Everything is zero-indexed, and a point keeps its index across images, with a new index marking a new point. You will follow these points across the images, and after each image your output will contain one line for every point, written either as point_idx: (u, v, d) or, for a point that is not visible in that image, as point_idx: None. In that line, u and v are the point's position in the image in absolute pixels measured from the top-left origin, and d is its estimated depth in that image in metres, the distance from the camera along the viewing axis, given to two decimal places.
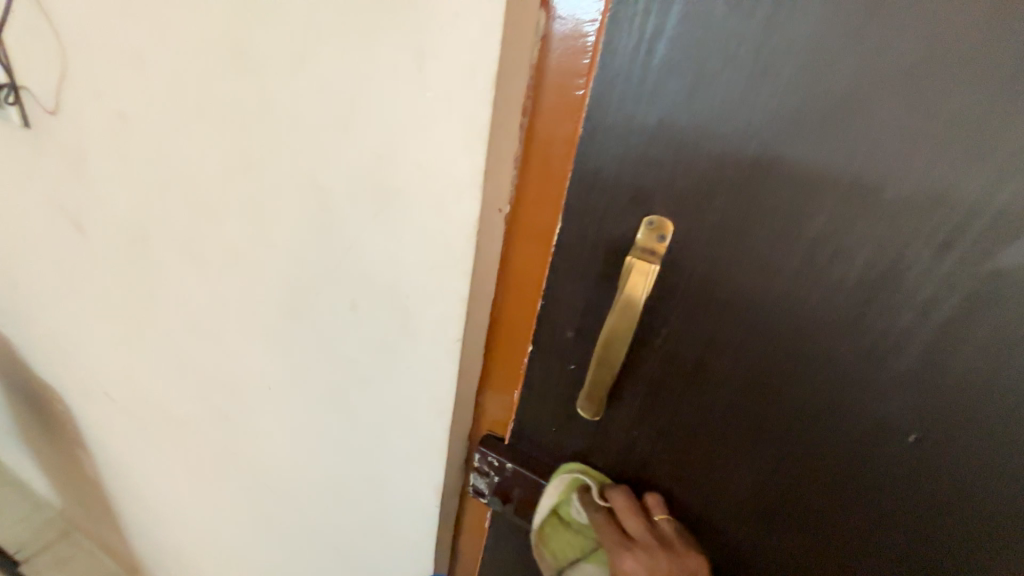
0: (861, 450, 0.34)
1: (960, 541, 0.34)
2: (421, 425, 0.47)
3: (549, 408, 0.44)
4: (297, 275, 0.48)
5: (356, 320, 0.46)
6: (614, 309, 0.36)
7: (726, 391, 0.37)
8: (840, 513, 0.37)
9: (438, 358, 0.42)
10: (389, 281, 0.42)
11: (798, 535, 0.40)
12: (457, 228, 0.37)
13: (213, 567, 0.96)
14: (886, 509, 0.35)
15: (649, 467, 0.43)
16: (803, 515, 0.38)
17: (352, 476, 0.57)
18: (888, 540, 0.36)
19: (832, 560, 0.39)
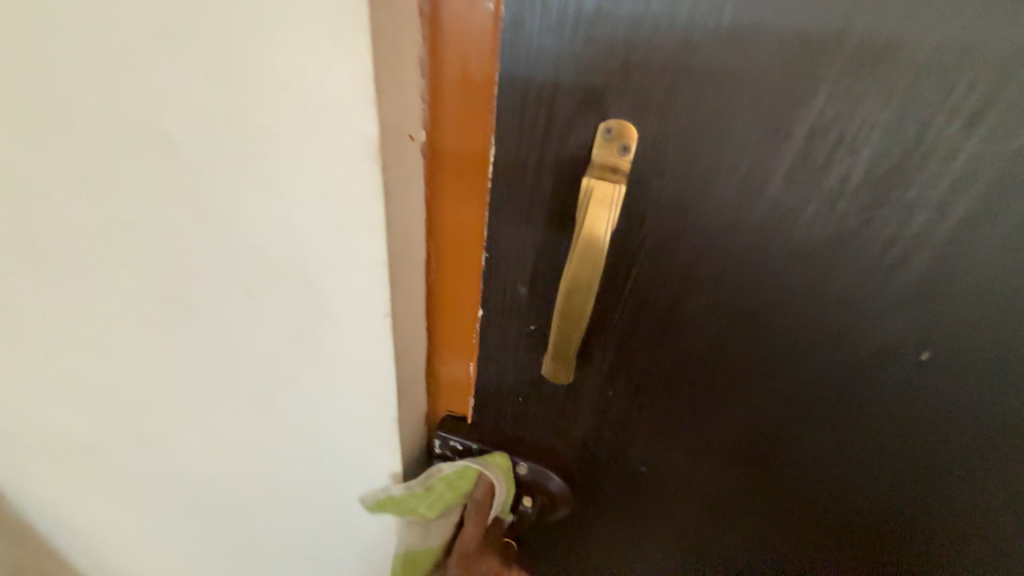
0: (858, 378, 0.30)
1: (965, 458, 0.31)
2: (365, 417, 0.40)
3: (510, 376, 0.39)
4: (171, 260, 0.38)
5: (262, 307, 0.37)
6: (576, 247, 0.29)
7: (707, 331, 0.31)
8: (833, 445, 0.33)
9: (368, 338, 0.35)
10: (287, 252, 0.33)
11: (792, 476, 0.36)
12: (356, 171, 0.28)
13: None
14: (887, 435, 0.32)
15: (629, 427, 0.38)
16: (795, 454, 0.35)
17: (304, 479, 0.50)
18: (885, 467, 0.33)
19: (825, 496, 0.36)
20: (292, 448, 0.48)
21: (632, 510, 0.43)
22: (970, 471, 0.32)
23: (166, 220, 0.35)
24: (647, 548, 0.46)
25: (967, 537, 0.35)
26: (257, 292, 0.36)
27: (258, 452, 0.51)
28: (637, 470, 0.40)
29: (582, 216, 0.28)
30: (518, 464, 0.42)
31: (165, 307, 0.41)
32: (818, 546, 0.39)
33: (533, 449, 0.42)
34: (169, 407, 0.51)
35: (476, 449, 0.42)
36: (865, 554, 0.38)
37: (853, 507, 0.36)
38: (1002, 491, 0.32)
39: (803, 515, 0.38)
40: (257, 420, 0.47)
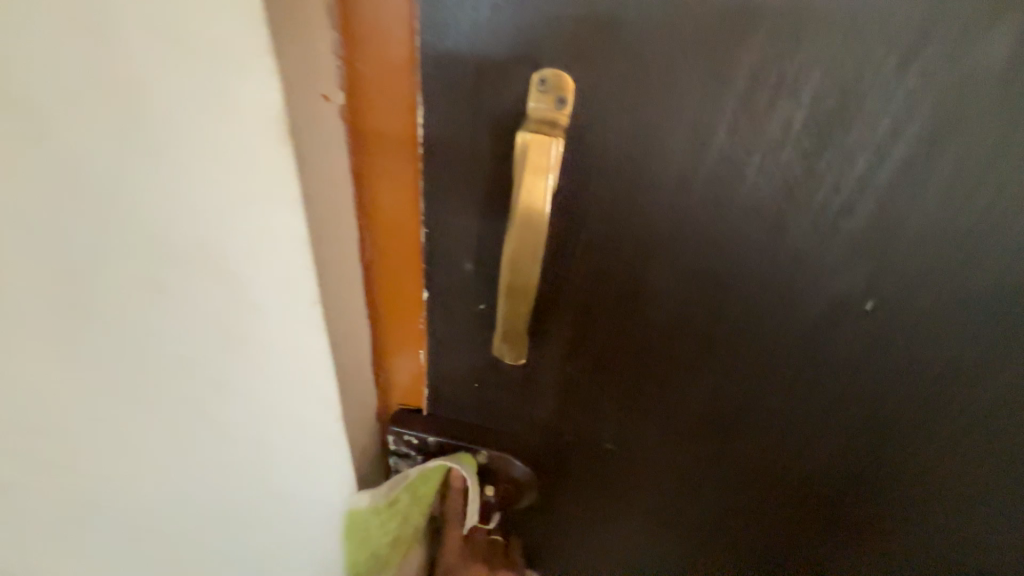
0: (810, 336, 0.30)
1: (912, 406, 0.31)
2: (306, 421, 0.37)
3: (463, 360, 0.36)
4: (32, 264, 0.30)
5: (167, 308, 0.32)
6: (516, 212, 0.27)
7: (662, 296, 0.30)
8: (791, 404, 0.33)
9: (299, 331, 0.31)
10: (190, 240, 0.29)
11: (754, 438, 0.36)
12: (259, 133, 0.24)
13: None
14: (839, 390, 0.32)
15: (589, 404, 0.37)
16: (756, 417, 0.34)
17: (244, 500, 0.45)
18: (840, 422, 0.33)
19: (786, 456, 0.36)
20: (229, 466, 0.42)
21: (599, 489, 0.42)
22: (918, 419, 0.32)
23: (20, 212, 0.28)
24: (618, 526, 0.45)
25: (922, 484, 0.35)
26: (161, 290, 0.31)
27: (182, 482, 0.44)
28: (601, 448, 0.39)
29: (520, 177, 0.26)
30: (478, 452, 0.40)
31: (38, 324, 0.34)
32: (782, 507, 0.40)
33: (493, 437, 0.40)
34: None
35: (434, 441, 0.40)
36: (827, 512, 0.39)
37: (812, 465, 0.36)
38: (950, 437, 0.32)
39: (766, 477, 0.38)
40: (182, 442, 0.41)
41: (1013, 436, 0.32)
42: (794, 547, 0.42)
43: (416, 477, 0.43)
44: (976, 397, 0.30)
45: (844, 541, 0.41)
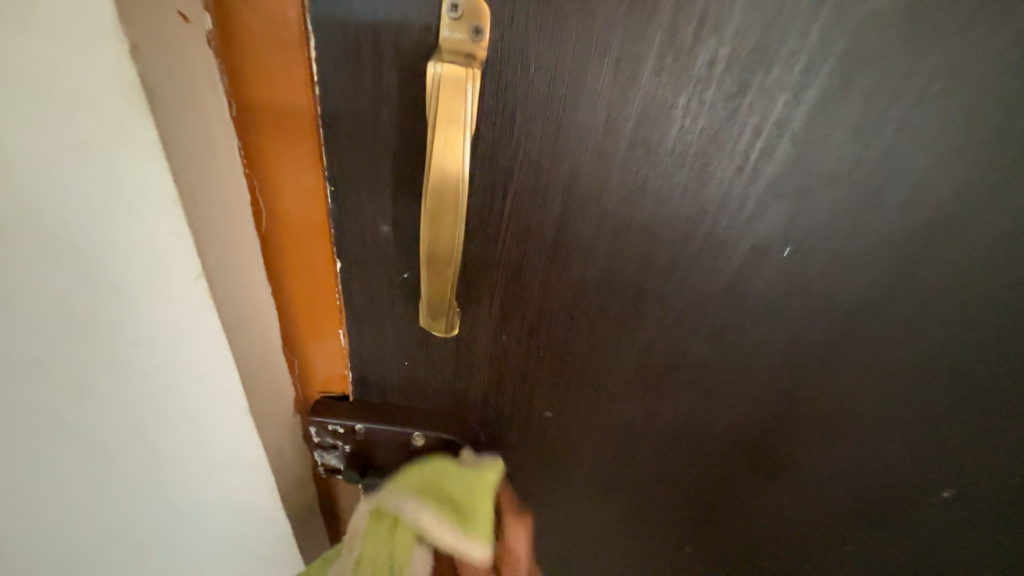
0: (736, 285, 0.30)
1: (826, 350, 0.33)
2: (201, 425, 0.31)
3: (389, 336, 0.33)
4: None
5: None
6: (432, 159, 0.24)
7: (595, 251, 0.29)
8: (719, 354, 0.34)
9: (179, 315, 0.26)
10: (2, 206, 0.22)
11: (686, 392, 0.37)
12: (86, 51, 0.18)
13: None
14: (761, 338, 0.33)
15: (527, 372, 0.35)
16: (688, 369, 0.35)
17: (121, 544, 0.36)
18: (764, 369, 0.35)
19: (716, 406, 0.37)
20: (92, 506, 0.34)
21: (541, 458, 0.42)
22: (831, 363, 0.34)
23: None
24: (561, 493, 0.45)
25: (836, 430, 0.38)
26: None
27: (26, 535, 0.34)
28: (541, 417, 0.38)
29: (434, 118, 0.23)
30: (412, 435, 0.37)
31: None
32: (714, 459, 0.41)
33: (429, 416, 0.37)
34: None
35: (362, 428, 0.36)
36: (752, 462, 0.41)
37: (741, 415, 0.37)
38: (858, 380, 0.34)
39: (700, 429, 0.39)
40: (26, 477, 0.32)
41: (907, 377, 0.34)
42: (725, 500, 0.44)
43: (346, 470, 0.39)
44: (879, 338, 0.32)
45: (771, 491, 0.43)
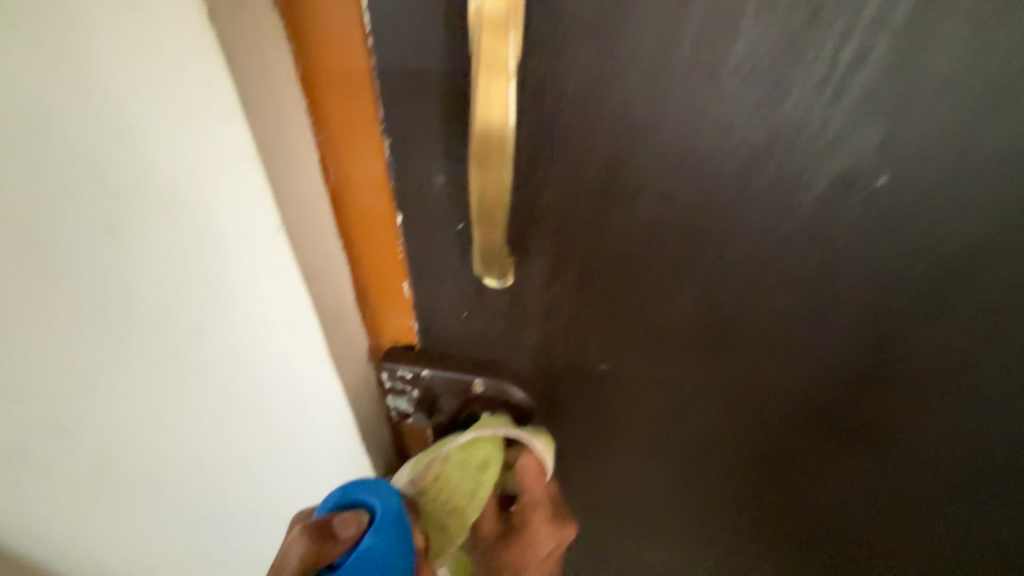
0: (812, 230, 0.27)
1: (921, 301, 0.29)
2: (292, 364, 0.35)
3: (446, 288, 0.34)
4: None
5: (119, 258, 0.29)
6: (478, 103, 0.24)
7: (651, 193, 0.28)
8: (792, 309, 0.31)
9: (267, 264, 0.29)
10: (131, 177, 0.26)
11: (752, 349, 0.34)
12: (176, 23, 0.21)
13: None
14: (845, 286, 0.29)
15: (581, 325, 0.35)
16: (757, 327, 0.33)
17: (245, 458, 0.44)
18: (848, 325, 0.31)
19: (789, 366, 0.35)
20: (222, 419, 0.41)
21: (599, 414, 0.42)
22: (927, 315, 0.30)
23: None
24: (620, 450, 0.45)
25: (929, 391, 0.34)
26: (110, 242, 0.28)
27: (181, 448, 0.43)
28: (597, 371, 0.38)
29: (478, 59, 0.23)
30: (473, 381, 0.39)
31: None
32: (788, 419, 0.38)
33: (487, 367, 0.39)
34: None
35: (427, 374, 0.39)
36: (833, 422, 0.38)
37: (818, 375, 0.35)
38: (970, 329, 0.30)
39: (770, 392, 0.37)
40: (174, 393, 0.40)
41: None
42: (801, 461, 0.42)
43: (415, 413, 0.42)
44: (995, 281, 0.28)
45: (856, 451, 0.39)
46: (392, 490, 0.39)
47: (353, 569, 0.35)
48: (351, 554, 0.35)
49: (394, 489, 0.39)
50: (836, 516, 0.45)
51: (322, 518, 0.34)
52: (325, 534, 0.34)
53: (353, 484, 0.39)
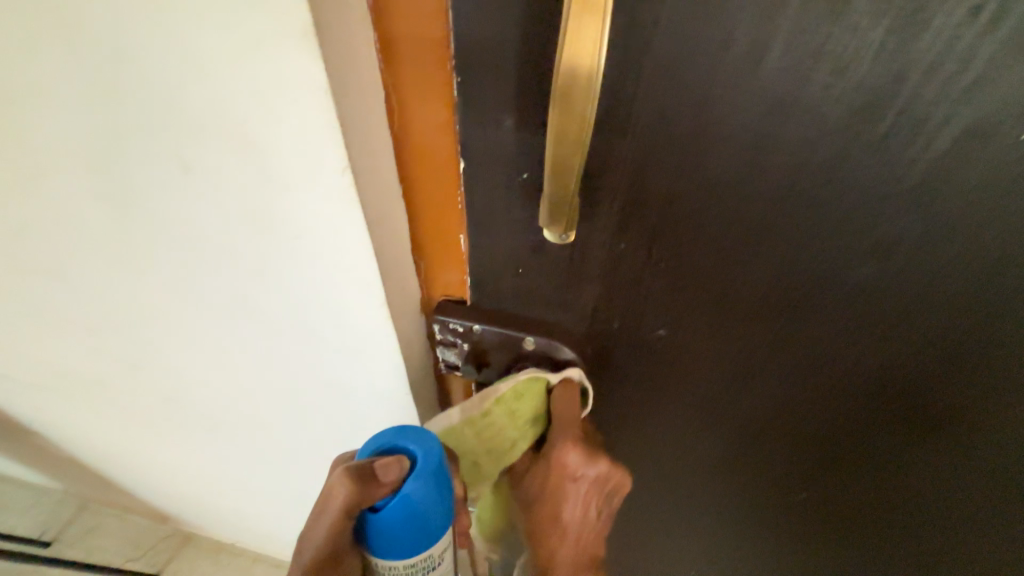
0: (936, 176, 0.25)
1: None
2: (350, 310, 0.36)
3: (505, 242, 0.33)
4: (100, 146, 0.31)
5: (207, 189, 0.31)
6: (566, 40, 0.22)
7: (744, 142, 0.26)
8: (877, 275, 0.30)
9: (331, 206, 0.29)
10: (214, 110, 0.27)
11: (827, 318, 0.33)
12: None
13: (225, 510, 0.95)
14: (943, 249, 0.28)
15: (644, 287, 0.34)
16: (834, 294, 0.32)
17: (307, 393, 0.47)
18: (942, 292, 0.30)
19: (863, 338, 0.34)
20: (283, 359, 0.43)
21: (651, 381, 0.41)
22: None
23: (70, 88, 0.28)
24: (668, 420, 0.44)
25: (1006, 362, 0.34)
26: (200, 173, 0.30)
27: (256, 373, 0.47)
28: (656, 336, 0.37)
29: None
30: (524, 339, 0.39)
31: (113, 213, 0.36)
32: (839, 394, 0.38)
33: (541, 326, 0.38)
34: (149, 330, 0.47)
35: (479, 329, 0.39)
36: (874, 398, 0.38)
37: (893, 347, 0.34)
38: None
39: (837, 364, 0.36)
40: (240, 332, 0.42)
41: None
42: (846, 439, 0.42)
43: (463, 366, 0.42)
44: None
45: (902, 427, 0.40)
46: (433, 439, 0.40)
47: (394, 510, 0.37)
48: (393, 497, 0.37)
49: (436, 438, 0.40)
50: (873, 493, 0.46)
51: (365, 461, 0.36)
52: (368, 477, 0.35)
53: (397, 430, 0.40)
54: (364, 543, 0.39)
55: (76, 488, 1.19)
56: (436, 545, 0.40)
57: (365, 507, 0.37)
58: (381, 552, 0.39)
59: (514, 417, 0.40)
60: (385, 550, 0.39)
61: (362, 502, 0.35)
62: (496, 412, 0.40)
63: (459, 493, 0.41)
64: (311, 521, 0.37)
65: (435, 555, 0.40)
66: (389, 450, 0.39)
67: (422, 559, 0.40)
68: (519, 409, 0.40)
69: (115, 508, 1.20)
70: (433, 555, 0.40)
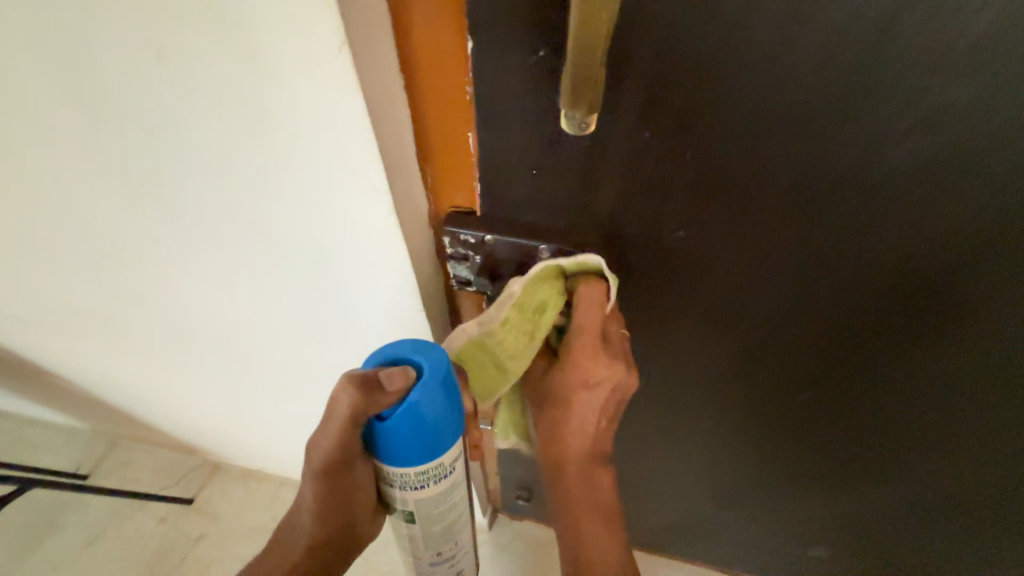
0: (981, 45, 0.24)
1: None
2: (355, 220, 0.34)
3: (519, 140, 0.31)
4: (69, 35, 0.28)
5: (191, 82, 0.28)
6: None
7: (783, 7, 0.24)
8: (905, 164, 0.30)
9: (328, 95, 0.26)
10: None
11: (851, 214, 0.33)
12: None
13: (248, 438, 1.01)
14: (980, 128, 0.27)
15: (668, 187, 0.33)
16: (861, 187, 0.31)
17: (320, 313, 0.47)
18: (966, 185, 0.30)
19: (883, 235, 0.34)
20: (291, 278, 0.43)
21: (666, 289, 0.41)
22: None
23: None
24: (680, 328, 0.45)
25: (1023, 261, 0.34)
26: (179, 61, 0.27)
27: (267, 296, 0.47)
28: (676, 241, 0.36)
29: None
30: (538, 249, 0.38)
31: (95, 119, 0.33)
32: (856, 292, 0.39)
33: (555, 236, 0.37)
34: (151, 256, 0.46)
35: (491, 240, 0.38)
36: (887, 295, 0.38)
37: (913, 245, 0.34)
38: None
39: (855, 262, 0.36)
40: (244, 253, 0.41)
41: None
42: (857, 337, 0.43)
43: (476, 281, 0.41)
44: None
45: (908, 327, 0.41)
46: (439, 352, 0.39)
47: (400, 419, 0.38)
48: (399, 406, 0.38)
49: (442, 350, 0.40)
50: (875, 391, 0.48)
51: (369, 371, 0.37)
52: (371, 386, 0.36)
53: (402, 344, 0.39)
54: (374, 452, 0.41)
55: (102, 425, 1.25)
56: (446, 454, 0.41)
57: (371, 416, 0.38)
58: (391, 460, 0.41)
59: (527, 316, 0.39)
60: (395, 458, 0.40)
61: (366, 411, 0.37)
62: (509, 315, 0.39)
63: (467, 407, 0.42)
64: (321, 426, 0.40)
65: (446, 464, 0.42)
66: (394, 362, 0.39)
67: (433, 467, 0.42)
68: (531, 308, 0.38)
69: (143, 441, 1.27)
70: (444, 463, 0.42)
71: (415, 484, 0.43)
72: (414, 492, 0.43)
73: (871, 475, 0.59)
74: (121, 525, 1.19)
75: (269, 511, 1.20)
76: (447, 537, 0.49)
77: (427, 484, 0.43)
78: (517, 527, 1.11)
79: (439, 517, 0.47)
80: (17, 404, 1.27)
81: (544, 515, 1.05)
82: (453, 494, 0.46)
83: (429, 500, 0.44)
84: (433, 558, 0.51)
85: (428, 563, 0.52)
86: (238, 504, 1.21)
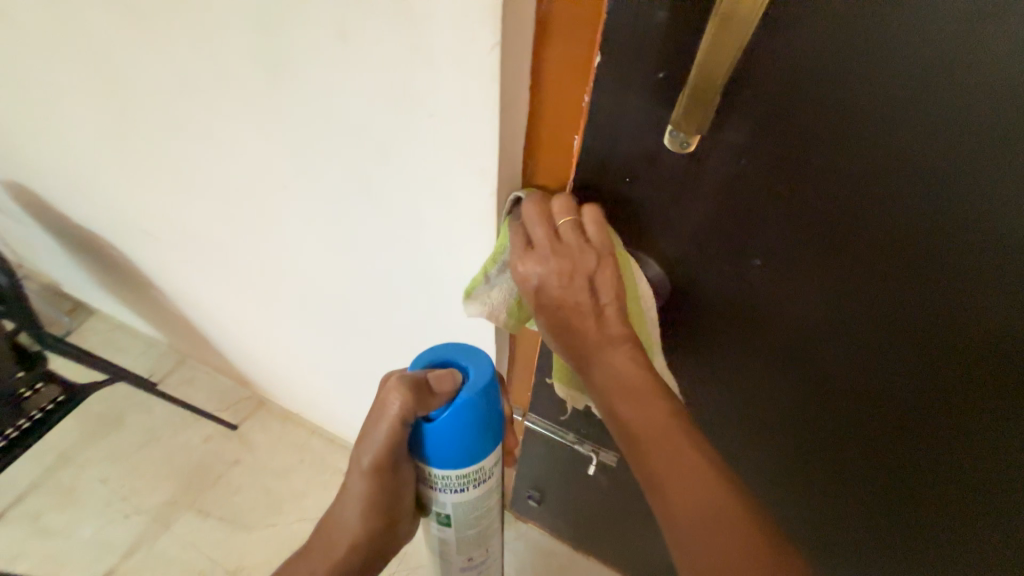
0: None
1: None
2: (458, 198, 0.39)
3: (622, 150, 0.36)
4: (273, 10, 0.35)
5: (358, 59, 0.34)
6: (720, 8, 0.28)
7: (881, 76, 0.28)
8: (991, 236, 0.32)
9: (468, 85, 0.31)
10: None
11: (930, 275, 0.35)
12: None
13: (297, 382, 1.11)
14: None
15: (751, 215, 0.37)
16: (944, 251, 0.34)
17: (400, 278, 0.53)
18: None
19: (960, 301, 0.36)
20: (385, 244, 0.49)
21: (726, 311, 0.44)
22: None
23: None
24: (732, 353, 0.48)
25: None
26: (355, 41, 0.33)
27: (359, 254, 0.53)
28: (751, 267, 0.40)
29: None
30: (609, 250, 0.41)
31: (269, 81, 0.40)
32: (921, 351, 0.39)
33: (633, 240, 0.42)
34: (273, 201, 0.54)
35: None
36: (956, 359, 0.39)
37: (990, 319, 0.36)
38: None
39: (928, 325, 0.38)
40: (352, 212, 0.48)
41: None
42: (914, 399, 0.43)
43: None
44: None
45: (974, 402, 0.41)
46: (486, 365, 0.43)
47: (447, 422, 0.41)
48: (448, 408, 0.41)
49: (487, 364, 0.43)
50: (922, 462, 0.47)
51: (419, 375, 0.41)
52: (422, 388, 0.40)
53: (449, 348, 0.45)
54: (418, 452, 0.44)
55: (177, 343, 1.41)
56: (486, 459, 0.45)
57: (419, 417, 0.42)
58: (435, 461, 0.44)
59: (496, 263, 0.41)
60: (438, 460, 0.44)
61: (415, 410, 0.40)
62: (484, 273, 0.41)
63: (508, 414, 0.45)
64: (369, 425, 0.44)
65: (486, 468, 0.46)
66: (441, 364, 0.43)
67: (473, 471, 0.45)
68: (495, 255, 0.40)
69: (206, 365, 1.43)
70: (483, 468, 0.45)
71: (455, 487, 0.46)
72: (453, 494, 0.47)
73: (900, 551, 0.57)
74: (174, 435, 1.34)
75: (298, 453, 1.31)
76: (478, 542, 0.53)
77: (465, 487, 0.46)
78: (517, 530, 1.12)
79: (472, 521, 0.50)
80: (115, 309, 1.46)
81: (548, 522, 1.06)
82: (486, 501, 0.49)
83: (467, 503, 0.48)
84: (463, 564, 0.54)
85: (458, 568, 0.55)
86: (272, 442, 1.32)
